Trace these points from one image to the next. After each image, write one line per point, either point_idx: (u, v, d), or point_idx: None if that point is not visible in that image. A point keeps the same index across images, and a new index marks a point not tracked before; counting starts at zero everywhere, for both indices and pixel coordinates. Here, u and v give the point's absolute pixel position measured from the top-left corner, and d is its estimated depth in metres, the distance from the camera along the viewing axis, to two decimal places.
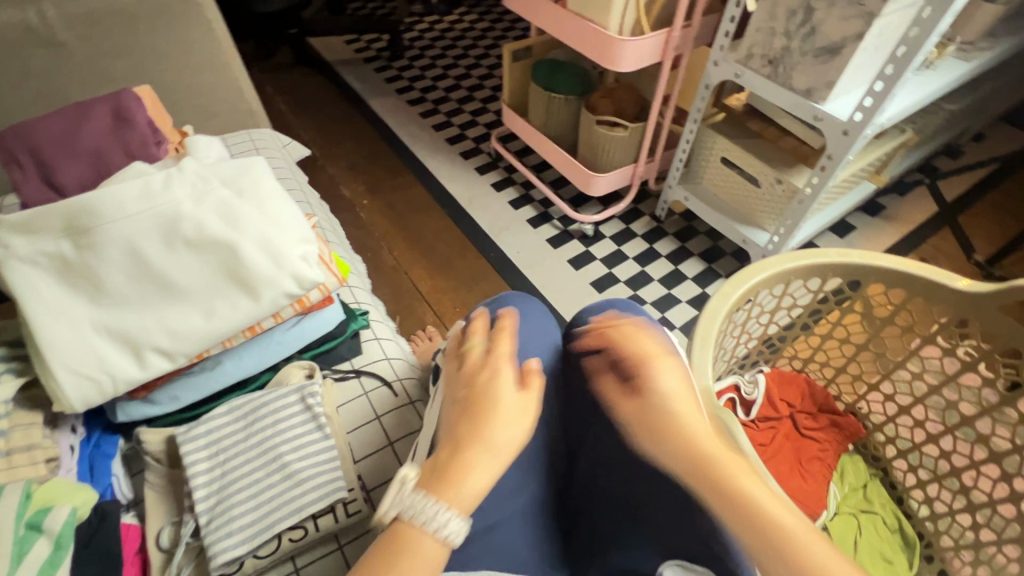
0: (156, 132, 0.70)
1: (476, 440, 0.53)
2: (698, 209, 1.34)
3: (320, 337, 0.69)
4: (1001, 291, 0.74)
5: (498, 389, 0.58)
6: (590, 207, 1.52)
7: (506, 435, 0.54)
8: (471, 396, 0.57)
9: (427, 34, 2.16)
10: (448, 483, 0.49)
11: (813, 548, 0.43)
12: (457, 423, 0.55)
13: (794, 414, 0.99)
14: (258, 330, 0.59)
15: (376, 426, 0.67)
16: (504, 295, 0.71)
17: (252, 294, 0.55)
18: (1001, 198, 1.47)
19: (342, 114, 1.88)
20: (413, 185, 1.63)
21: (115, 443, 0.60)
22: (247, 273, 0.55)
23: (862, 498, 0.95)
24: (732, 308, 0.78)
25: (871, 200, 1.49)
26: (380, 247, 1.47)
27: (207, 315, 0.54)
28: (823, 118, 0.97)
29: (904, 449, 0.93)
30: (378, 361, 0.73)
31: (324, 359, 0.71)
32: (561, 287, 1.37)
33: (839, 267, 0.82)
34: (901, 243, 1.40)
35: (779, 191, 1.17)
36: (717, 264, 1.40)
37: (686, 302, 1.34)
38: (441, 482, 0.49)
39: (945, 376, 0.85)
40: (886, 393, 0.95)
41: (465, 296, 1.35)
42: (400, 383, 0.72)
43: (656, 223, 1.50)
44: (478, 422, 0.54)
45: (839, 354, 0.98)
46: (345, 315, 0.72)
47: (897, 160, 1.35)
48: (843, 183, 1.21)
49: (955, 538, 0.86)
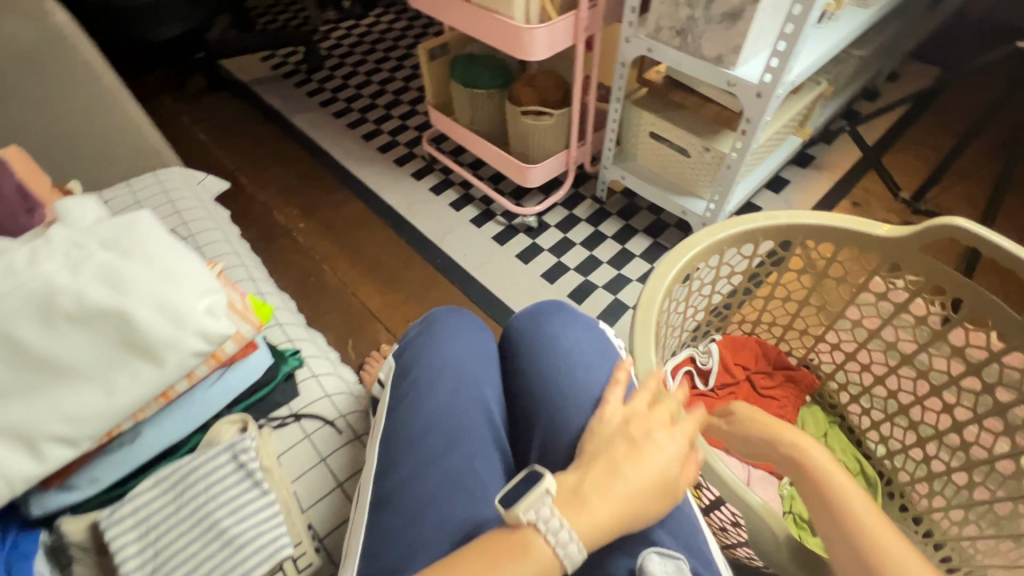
0: (25, 199, 0.61)
1: (617, 468, 0.49)
2: (636, 186, 1.34)
3: (249, 387, 0.66)
4: (917, 233, 0.77)
5: (654, 423, 0.53)
6: (531, 198, 1.50)
7: (653, 476, 0.49)
8: (627, 425, 0.53)
9: (344, 40, 2.08)
10: (579, 508, 0.46)
11: (884, 545, 0.48)
12: (605, 454, 0.51)
13: (750, 375, 1.01)
14: (172, 395, 0.56)
15: (321, 469, 0.64)
16: (434, 313, 0.69)
17: (155, 360, 0.51)
18: (920, 134, 1.53)
19: (266, 136, 1.80)
20: (349, 201, 1.58)
21: (34, 539, 0.55)
22: (145, 339, 0.51)
23: (824, 447, 0.96)
24: (670, 288, 0.79)
25: (801, 152, 1.52)
26: (323, 270, 1.42)
27: (106, 392, 0.50)
28: (736, 84, 0.97)
29: (856, 394, 0.96)
30: (318, 400, 0.70)
31: (258, 409, 0.67)
32: (512, 284, 1.36)
33: (767, 231, 0.83)
34: (834, 190, 1.44)
35: (708, 158, 1.18)
36: (662, 237, 1.42)
37: (636, 280, 1.34)
38: (575, 501, 0.47)
39: (881, 319, 0.88)
40: (832, 343, 0.97)
41: (417, 308, 1.32)
42: (343, 419, 0.69)
43: (598, 204, 1.50)
44: (632, 450, 0.50)
45: (784, 312, 1.00)
46: (273, 359, 0.69)
47: (818, 111, 1.38)
48: (769, 141, 1.23)
49: (909, 472, 0.89)
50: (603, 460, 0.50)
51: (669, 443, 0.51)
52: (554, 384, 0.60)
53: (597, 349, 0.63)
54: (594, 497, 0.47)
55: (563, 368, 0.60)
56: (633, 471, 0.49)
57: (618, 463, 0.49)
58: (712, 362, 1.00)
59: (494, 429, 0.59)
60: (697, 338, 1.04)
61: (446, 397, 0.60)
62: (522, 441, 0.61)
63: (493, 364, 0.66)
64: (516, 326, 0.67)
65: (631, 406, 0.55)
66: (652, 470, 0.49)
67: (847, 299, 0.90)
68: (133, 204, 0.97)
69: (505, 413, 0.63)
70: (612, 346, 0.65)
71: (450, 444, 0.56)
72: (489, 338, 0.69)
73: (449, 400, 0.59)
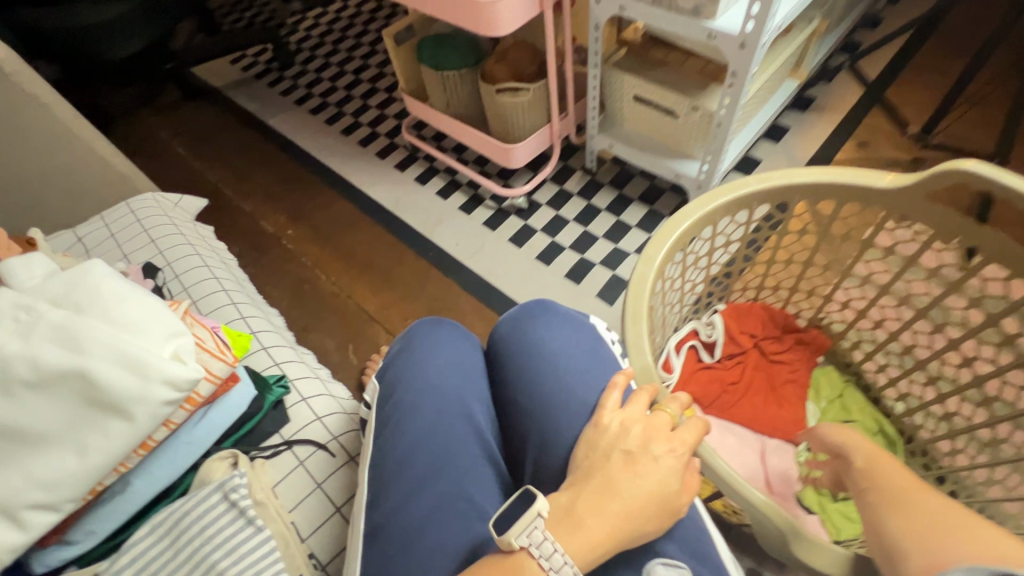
0: None
1: (610, 482, 0.47)
2: (625, 153, 1.28)
3: (236, 422, 0.65)
4: (924, 181, 0.71)
5: (645, 429, 0.51)
6: (519, 178, 1.45)
7: (646, 485, 0.47)
8: (617, 433, 0.51)
9: (312, 31, 2.01)
10: (574, 528, 0.45)
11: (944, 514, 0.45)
12: (595, 469, 0.49)
13: (758, 343, 0.97)
14: (152, 444, 0.55)
15: (319, 495, 0.63)
16: (414, 328, 0.67)
17: (124, 415, 0.50)
18: (927, 60, 1.42)
19: (245, 142, 1.76)
20: (335, 201, 1.54)
21: None
22: (110, 396, 0.49)
23: (841, 408, 0.93)
24: (661, 269, 0.74)
25: (799, 95, 1.43)
26: (317, 276, 1.40)
27: (80, 453, 0.49)
28: (717, 36, 0.90)
29: (871, 351, 0.92)
30: (309, 425, 0.69)
31: (249, 441, 0.66)
32: (507, 270, 1.32)
33: (760, 194, 0.78)
34: (837, 133, 1.35)
35: (697, 117, 1.11)
36: (658, 203, 1.36)
37: (634, 252, 1.30)
38: (568, 522, 0.45)
39: (891, 275, 0.82)
40: (842, 302, 0.92)
41: (414, 305, 1.30)
42: (336, 442, 0.68)
43: (589, 176, 1.44)
44: (624, 461, 0.48)
45: (788, 275, 0.95)
46: (257, 390, 0.67)
47: (813, 49, 1.29)
48: (761, 91, 1.15)
49: (931, 430, 0.86)
50: (598, 475, 0.48)
51: (668, 453, 0.49)
52: (541, 396, 0.57)
53: (585, 351, 0.60)
54: (589, 518, 0.45)
55: (548, 377, 0.58)
56: (629, 485, 0.47)
57: (614, 479, 0.47)
58: (716, 335, 0.97)
59: (482, 444, 0.57)
60: (699, 311, 1.01)
61: (431, 418, 0.58)
62: (515, 451, 0.59)
63: (478, 377, 0.63)
64: (497, 335, 0.65)
65: (628, 411, 0.52)
66: (650, 483, 0.47)
67: (854, 256, 0.84)
68: (108, 238, 0.95)
69: (497, 423, 0.61)
70: (602, 345, 0.61)
71: (437, 469, 0.54)
72: (475, 349, 0.67)
73: (434, 421, 0.57)
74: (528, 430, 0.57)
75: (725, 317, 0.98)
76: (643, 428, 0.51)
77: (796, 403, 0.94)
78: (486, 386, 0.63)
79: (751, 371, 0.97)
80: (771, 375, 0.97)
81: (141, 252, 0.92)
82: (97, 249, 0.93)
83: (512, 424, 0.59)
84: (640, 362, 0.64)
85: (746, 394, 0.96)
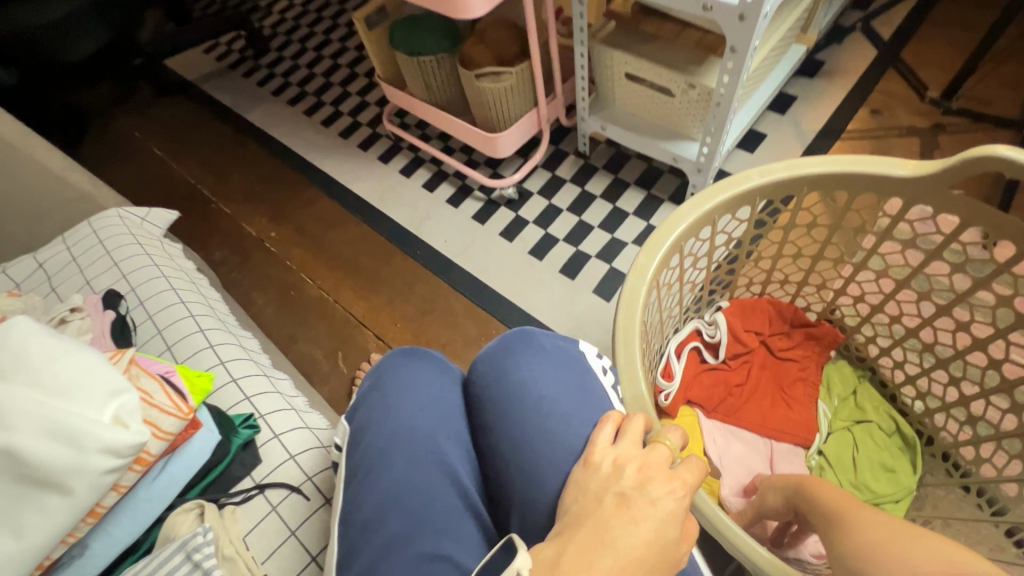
0: None
1: (602, 533, 0.39)
2: (619, 136, 1.19)
3: (200, 470, 0.60)
4: (948, 169, 0.63)
5: (639, 468, 0.43)
6: (508, 166, 1.37)
7: (645, 533, 0.39)
8: (606, 477, 0.43)
9: (287, 15, 1.90)
10: None
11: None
12: (583, 518, 0.40)
13: (765, 341, 0.90)
14: (103, 510, 0.51)
15: (293, 543, 0.60)
16: (386, 362, 0.61)
17: (62, 489, 0.46)
18: (948, 13, 1.30)
19: (223, 140, 1.68)
20: (318, 199, 1.48)
21: None
22: (43, 471, 0.45)
23: (855, 408, 0.87)
24: (656, 278, 0.68)
25: (807, 60, 1.32)
26: (303, 280, 1.34)
27: (16, 534, 0.45)
28: (713, 7, 0.81)
29: (887, 348, 0.85)
30: (281, 465, 0.64)
31: (217, 488, 0.62)
32: (499, 266, 1.26)
33: (764, 189, 0.70)
34: (849, 100, 1.25)
35: (694, 96, 1.02)
36: (656, 187, 1.27)
37: (632, 242, 1.22)
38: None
39: (911, 269, 0.75)
40: (855, 296, 0.84)
41: (403, 308, 1.25)
42: (311, 483, 0.64)
43: (582, 161, 1.35)
44: (618, 506, 0.40)
45: (797, 269, 0.88)
46: (223, 432, 0.63)
47: (822, 9, 1.17)
48: (764, 62, 1.06)
49: (953, 433, 0.80)
50: (587, 524, 0.40)
51: (666, 496, 0.41)
52: (522, 442, 0.51)
53: (572, 389, 0.54)
54: None
55: (530, 420, 0.52)
56: (623, 534, 0.39)
57: (605, 527, 0.39)
58: (720, 334, 0.89)
59: (461, 492, 0.51)
60: (701, 308, 0.93)
61: (403, 469, 0.51)
62: (495, 500, 0.54)
63: (455, 415, 0.57)
64: (476, 372, 0.59)
65: (621, 448, 0.45)
66: (648, 531, 0.39)
67: (870, 249, 0.77)
68: (71, 262, 0.90)
69: (476, 466, 0.56)
70: (589, 380, 0.55)
71: (412, 529, 0.48)
72: (454, 383, 0.61)
73: (407, 471, 0.51)
74: (510, 478, 0.51)
75: (729, 314, 0.89)
76: (638, 467, 0.43)
77: (807, 403, 0.88)
78: (466, 426, 0.57)
79: (757, 371, 0.90)
80: (779, 374, 0.90)
81: (105, 277, 0.87)
82: (60, 275, 0.88)
83: (493, 470, 0.54)
84: (632, 389, 0.59)
85: (752, 397, 0.89)
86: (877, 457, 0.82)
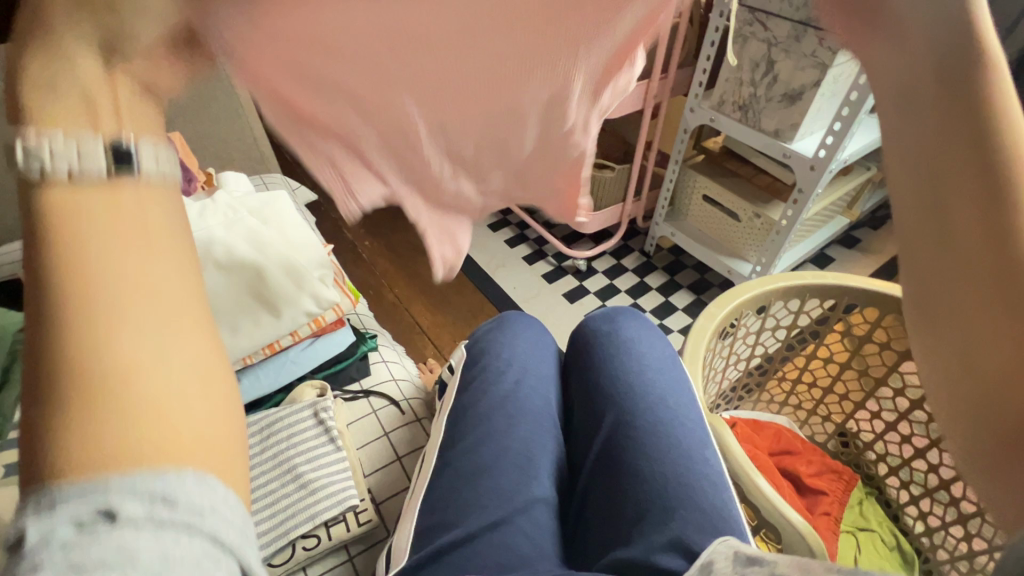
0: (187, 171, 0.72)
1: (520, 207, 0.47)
2: (685, 242, 1.41)
3: (333, 357, 0.73)
4: None
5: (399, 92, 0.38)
6: (583, 244, 1.55)
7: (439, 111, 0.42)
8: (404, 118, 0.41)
9: None
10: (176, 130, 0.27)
11: None
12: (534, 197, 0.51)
13: (778, 461, 0.90)
14: (277, 348, 0.64)
15: (385, 442, 0.69)
16: (504, 315, 0.78)
17: (275, 311, 0.60)
18: None
19: None
20: (413, 227, 1.63)
21: None
22: (270, 292, 0.60)
23: (858, 514, 0.89)
24: (718, 329, 0.80)
25: (847, 233, 1.56)
26: (383, 285, 1.46)
27: (233, 330, 0.59)
28: (791, 155, 1.06)
29: (895, 466, 0.90)
30: (386, 381, 0.75)
31: (335, 379, 0.74)
32: (557, 319, 1.37)
33: (815, 288, 0.85)
34: (879, 272, 1.46)
35: (757, 224, 1.25)
36: (706, 294, 1.42)
37: (678, 331, 1.34)
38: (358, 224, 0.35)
39: (925, 389, 0.86)
40: (872, 411, 0.92)
41: (466, 330, 1.35)
42: (407, 402, 0.74)
43: (645, 258, 1.53)
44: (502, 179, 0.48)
45: (825, 375, 0.98)
46: (355, 337, 0.77)
47: (866, 196, 1.44)
48: (815, 216, 1.30)
49: (950, 551, 0.82)
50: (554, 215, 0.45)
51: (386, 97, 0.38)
52: (621, 388, 0.66)
53: (664, 360, 0.70)
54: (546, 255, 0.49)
55: (625, 370, 0.68)
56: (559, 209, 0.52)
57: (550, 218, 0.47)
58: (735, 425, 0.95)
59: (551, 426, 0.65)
60: (727, 400, 1.02)
61: (515, 390, 0.66)
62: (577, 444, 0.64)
63: (551, 369, 0.73)
64: (584, 335, 0.75)
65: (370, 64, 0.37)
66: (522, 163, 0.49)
67: (892, 365, 0.88)
68: None
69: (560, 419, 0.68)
70: (672, 360, 0.71)
71: (511, 426, 0.62)
72: (550, 343, 0.77)
73: (515, 391, 0.66)
74: (605, 413, 0.65)
75: (738, 420, 0.94)
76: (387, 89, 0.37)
77: (826, 515, 0.86)
78: (555, 387, 0.72)
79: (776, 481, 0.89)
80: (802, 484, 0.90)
81: None
82: None
83: (584, 416, 0.68)
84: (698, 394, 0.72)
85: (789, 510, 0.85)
86: (879, 564, 0.84)
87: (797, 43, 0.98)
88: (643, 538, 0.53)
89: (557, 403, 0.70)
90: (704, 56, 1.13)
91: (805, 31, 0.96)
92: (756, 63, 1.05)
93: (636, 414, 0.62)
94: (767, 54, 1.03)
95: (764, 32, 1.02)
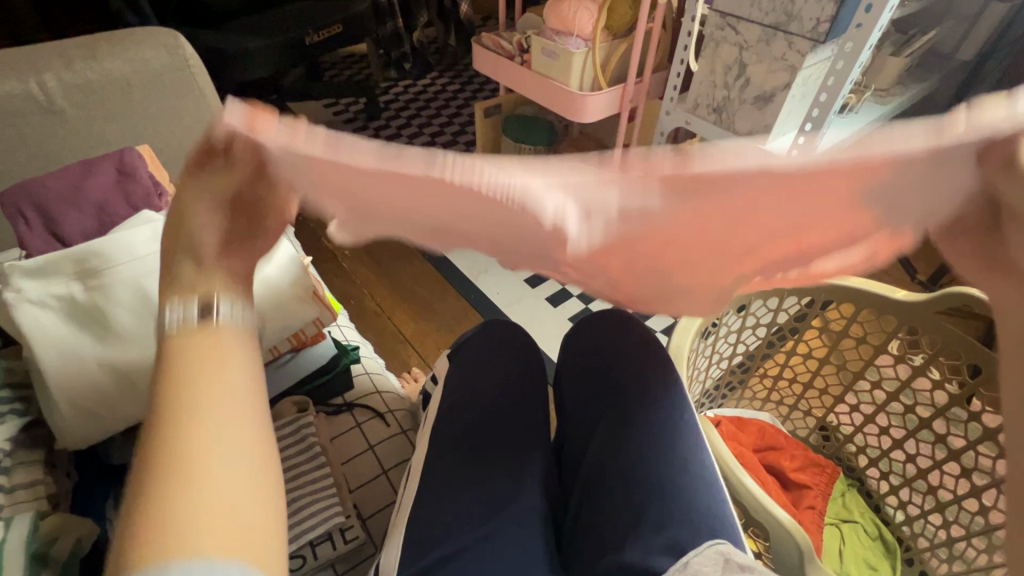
0: (157, 185, 0.70)
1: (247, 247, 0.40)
2: None
3: (315, 371, 0.73)
4: (936, 297, 0.78)
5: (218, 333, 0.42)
6: None
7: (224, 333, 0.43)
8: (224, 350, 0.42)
9: (402, 96, 2.22)
10: None
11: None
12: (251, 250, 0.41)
13: (777, 461, 0.89)
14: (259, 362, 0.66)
15: (371, 455, 0.68)
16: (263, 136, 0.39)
17: None
18: None
19: None
20: (393, 235, 1.61)
21: (108, 488, 0.61)
22: None
23: (842, 506, 0.90)
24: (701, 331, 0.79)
25: None
26: (364, 295, 1.44)
27: None
28: None
29: (875, 457, 0.91)
30: (369, 395, 0.75)
31: (317, 394, 0.73)
32: (539, 322, 1.37)
33: (793, 286, 0.85)
34: None
35: None
36: None
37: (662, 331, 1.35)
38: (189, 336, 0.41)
39: (902, 382, 0.86)
40: (850, 405, 0.93)
41: (449, 337, 1.33)
42: (391, 414, 0.73)
43: None
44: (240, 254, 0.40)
45: (803, 369, 0.97)
46: (336, 351, 0.76)
47: None
48: None
49: (929, 538, 0.84)
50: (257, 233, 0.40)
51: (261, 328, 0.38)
52: (620, 406, 0.66)
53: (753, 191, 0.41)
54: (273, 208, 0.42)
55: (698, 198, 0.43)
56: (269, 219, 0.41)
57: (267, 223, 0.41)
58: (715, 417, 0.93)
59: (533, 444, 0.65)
60: (712, 401, 0.98)
61: (493, 405, 0.67)
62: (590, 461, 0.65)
63: (528, 383, 0.71)
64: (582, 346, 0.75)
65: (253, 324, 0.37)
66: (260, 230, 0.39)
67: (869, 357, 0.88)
68: None
69: (540, 434, 0.68)
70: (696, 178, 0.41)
71: (512, 458, 0.63)
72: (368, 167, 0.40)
73: (499, 398, 0.68)
74: (595, 433, 0.67)
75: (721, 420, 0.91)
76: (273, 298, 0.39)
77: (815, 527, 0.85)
78: (532, 402, 0.70)
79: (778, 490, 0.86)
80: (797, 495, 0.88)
81: None
82: None
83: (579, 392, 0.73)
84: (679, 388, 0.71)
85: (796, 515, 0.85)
86: (862, 554, 0.85)
87: (767, 47, 1.00)
88: (658, 546, 0.54)
89: (535, 412, 0.69)
90: (679, 58, 1.15)
91: (775, 34, 0.98)
92: (729, 66, 1.07)
93: (630, 430, 0.64)
94: (738, 57, 1.05)
95: (735, 36, 1.04)
